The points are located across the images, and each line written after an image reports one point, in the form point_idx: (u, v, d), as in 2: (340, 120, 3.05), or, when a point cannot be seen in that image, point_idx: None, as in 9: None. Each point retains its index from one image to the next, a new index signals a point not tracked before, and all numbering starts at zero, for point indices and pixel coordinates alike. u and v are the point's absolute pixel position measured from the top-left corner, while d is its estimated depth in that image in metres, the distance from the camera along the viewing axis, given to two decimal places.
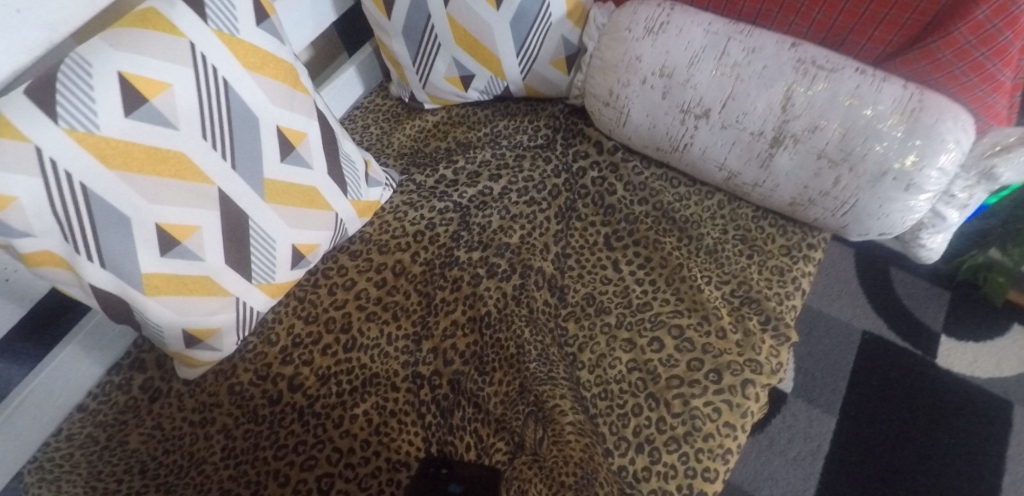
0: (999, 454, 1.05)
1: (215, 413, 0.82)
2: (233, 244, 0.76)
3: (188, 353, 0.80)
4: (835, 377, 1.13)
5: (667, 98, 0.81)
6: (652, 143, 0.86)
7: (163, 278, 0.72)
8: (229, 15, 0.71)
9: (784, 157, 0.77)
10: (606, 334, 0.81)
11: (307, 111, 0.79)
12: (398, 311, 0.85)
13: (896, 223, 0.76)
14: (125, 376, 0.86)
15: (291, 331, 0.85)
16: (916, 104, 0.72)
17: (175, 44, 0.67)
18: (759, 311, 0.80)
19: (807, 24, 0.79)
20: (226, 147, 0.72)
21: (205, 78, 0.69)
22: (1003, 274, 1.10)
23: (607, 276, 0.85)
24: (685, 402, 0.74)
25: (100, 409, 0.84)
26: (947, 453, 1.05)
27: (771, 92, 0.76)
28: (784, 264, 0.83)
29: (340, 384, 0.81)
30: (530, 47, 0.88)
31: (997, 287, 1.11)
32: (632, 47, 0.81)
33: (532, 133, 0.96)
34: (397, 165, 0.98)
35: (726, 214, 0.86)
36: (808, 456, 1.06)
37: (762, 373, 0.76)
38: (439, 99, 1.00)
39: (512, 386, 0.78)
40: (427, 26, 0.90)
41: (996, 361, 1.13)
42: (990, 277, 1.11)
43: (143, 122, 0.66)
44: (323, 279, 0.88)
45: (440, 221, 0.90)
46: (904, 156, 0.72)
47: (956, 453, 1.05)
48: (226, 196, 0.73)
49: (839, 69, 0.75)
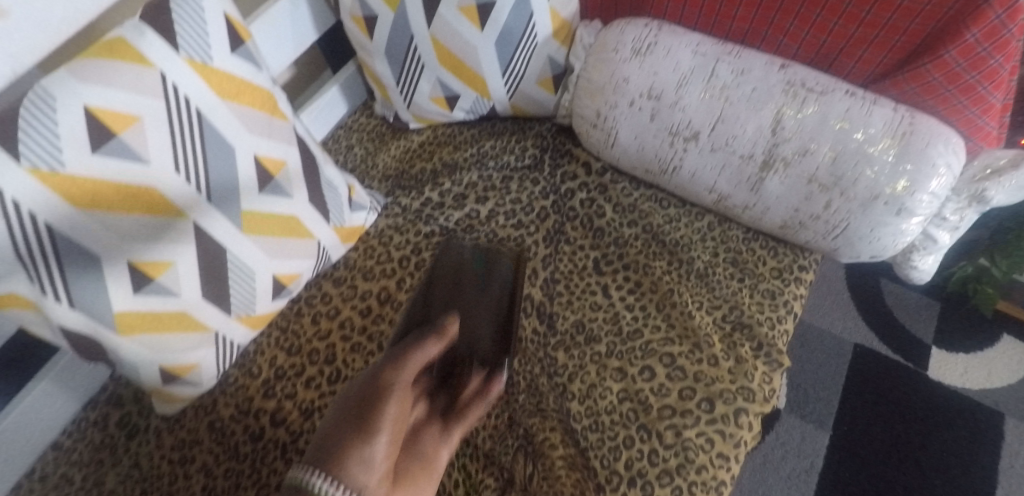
0: (990, 468, 1.05)
1: (195, 451, 0.79)
2: (211, 278, 0.74)
3: (166, 388, 0.78)
4: (828, 391, 1.12)
5: (655, 121, 0.79)
6: (641, 165, 0.84)
7: (136, 316, 0.70)
8: (203, 43, 0.68)
9: (775, 182, 0.76)
10: (596, 363, 0.79)
11: (286, 138, 0.77)
12: (384, 341, 0.83)
13: (887, 247, 0.75)
14: (102, 412, 0.83)
15: (274, 363, 0.83)
16: (908, 128, 0.70)
17: (143, 76, 0.65)
18: (751, 338, 0.79)
19: (796, 43, 0.78)
20: (200, 180, 0.70)
21: (177, 110, 0.67)
22: (992, 286, 1.08)
23: (596, 302, 0.83)
24: (677, 434, 0.73)
25: (76, 448, 0.81)
26: (939, 467, 1.05)
27: (760, 116, 0.74)
28: (776, 287, 0.81)
29: (325, 419, 0.79)
30: (516, 67, 0.87)
31: (986, 299, 1.09)
32: (619, 69, 0.80)
33: (519, 154, 0.94)
34: (382, 188, 0.96)
35: (716, 236, 0.85)
36: (802, 473, 1.05)
37: (755, 401, 0.75)
38: (423, 118, 0.98)
39: (501, 419, 0.78)
40: (410, 47, 0.88)
41: (986, 372, 1.12)
42: (979, 288, 1.09)
43: (111, 158, 0.64)
44: (307, 307, 0.86)
45: (426, 246, 0.89)
46: (894, 181, 0.70)
47: (948, 468, 1.05)
48: (202, 230, 0.71)
49: (829, 92, 0.73)
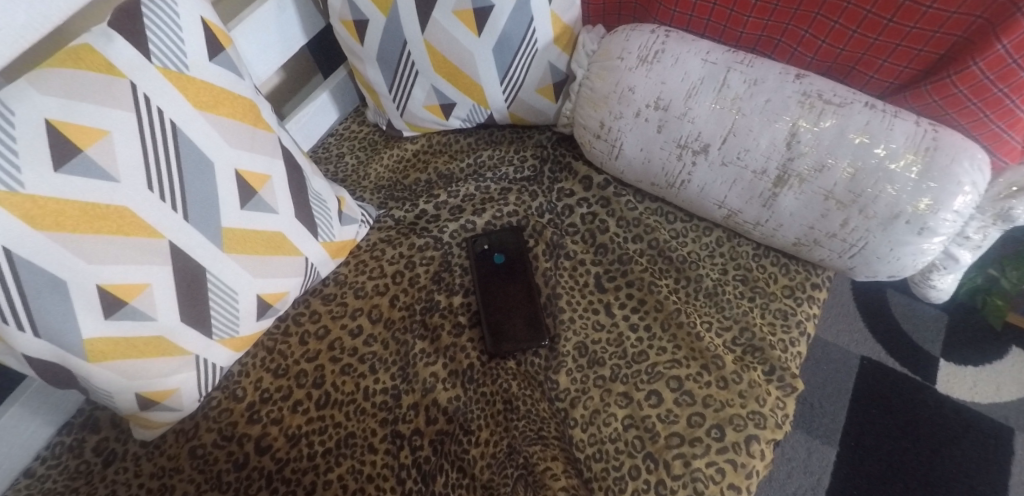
0: (1002, 484, 0.99)
1: (175, 480, 0.74)
2: (190, 299, 0.70)
3: (144, 414, 0.73)
4: (835, 405, 1.07)
5: (663, 132, 0.75)
6: (647, 178, 0.80)
7: (109, 342, 0.66)
8: (177, 51, 0.67)
9: (789, 198, 0.72)
10: (600, 388, 0.75)
11: (270, 150, 0.75)
12: (376, 363, 0.79)
13: (907, 267, 0.71)
14: (77, 437, 0.78)
15: (259, 385, 0.78)
16: (931, 142, 0.66)
17: (112, 86, 0.63)
18: (763, 361, 0.75)
19: (811, 52, 0.73)
20: (176, 197, 0.67)
21: (148, 122, 0.65)
22: (1002, 298, 1.00)
23: (599, 321, 0.79)
24: (686, 464, 0.69)
25: (49, 475, 0.76)
26: (949, 484, 0.99)
27: (775, 128, 0.70)
28: (788, 306, 0.77)
29: (312, 446, 0.75)
30: (514, 75, 0.83)
31: (995, 311, 1.02)
32: (624, 77, 0.76)
33: (518, 164, 0.90)
34: (374, 199, 0.91)
35: (725, 252, 0.81)
36: (809, 490, 1.01)
37: (766, 427, 0.70)
38: (418, 127, 0.93)
39: (500, 447, 0.73)
40: (403, 52, 0.83)
41: (996, 385, 1.07)
42: (989, 300, 1.02)
43: (77, 175, 0.62)
44: (294, 326, 0.82)
45: (420, 260, 0.84)
46: (917, 199, 0.66)
47: (958, 485, 0.99)
48: (179, 250, 0.68)
49: (848, 104, 0.69)
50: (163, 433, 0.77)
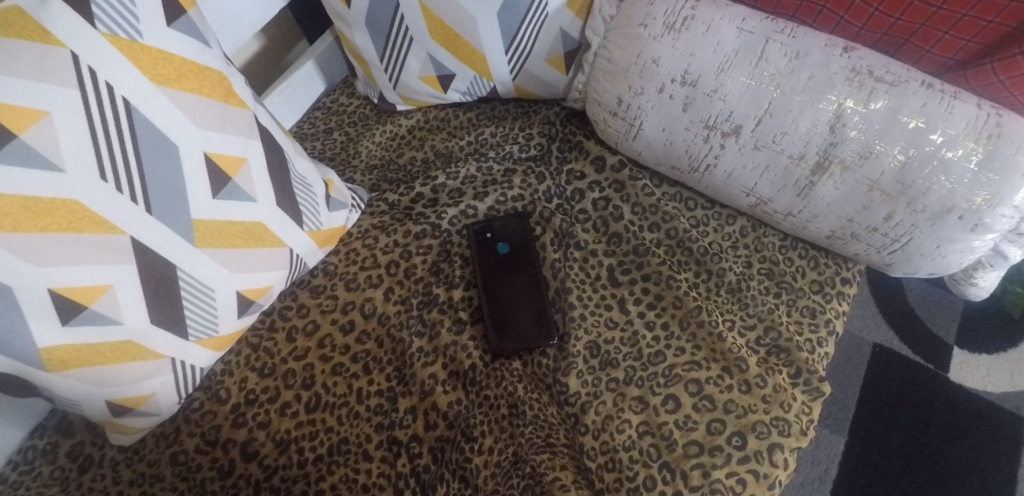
0: (1012, 475, 0.91)
1: (156, 490, 0.67)
2: (162, 300, 0.63)
3: (118, 420, 0.66)
4: (845, 393, 0.98)
5: (689, 111, 0.67)
6: (667, 161, 0.73)
7: (71, 349, 0.60)
8: (128, 16, 0.58)
9: (827, 187, 0.64)
10: (613, 392, 0.69)
11: (245, 130, 0.66)
12: (370, 363, 0.72)
13: (951, 265, 0.64)
14: (51, 441, 0.70)
15: (244, 386, 0.72)
16: (994, 128, 0.58)
17: (50, 57, 0.55)
18: (789, 363, 0.68)
19: (860, 21, 0.65)
20: (136, 188, 0.60)
21: (95, 100, 0.57)
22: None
23: (613, 319, 0.73)
24: (705, 474, 0.63)
25: (22, 482, 0.68)
26: (958, 475, 0.91)
27: (818, 109, 0.62)
28: (816, 304, 0.71)
29: (302, 452, 0.68)
30: (521, 44, 0.75)
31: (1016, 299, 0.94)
32: (648, 47, 0.67)
33: (523, 143, 0.83)
34: (364, 180, 0.84)
35: (749, 243, 0.75)
36: (816, 481, 0.92)
37: (791, 435, 0.64)
38: (412, 100, 0.86)
39: (504, 455, 0.68)
40: (396, 15, 0.76)
41: (1011, 374, 0.98)
42: (1010, 288, 0.94)
43: (14, 164, 0.54)
44: (280, 321, 0.75)
45: (417, 249, 0.78)
46: (974, 193, 0.59)
47: (967, 475, 0.91)
48: (143, 247, 0.61)
49: (902, 82, 0.61)
50: (142, 437, 0.70)
